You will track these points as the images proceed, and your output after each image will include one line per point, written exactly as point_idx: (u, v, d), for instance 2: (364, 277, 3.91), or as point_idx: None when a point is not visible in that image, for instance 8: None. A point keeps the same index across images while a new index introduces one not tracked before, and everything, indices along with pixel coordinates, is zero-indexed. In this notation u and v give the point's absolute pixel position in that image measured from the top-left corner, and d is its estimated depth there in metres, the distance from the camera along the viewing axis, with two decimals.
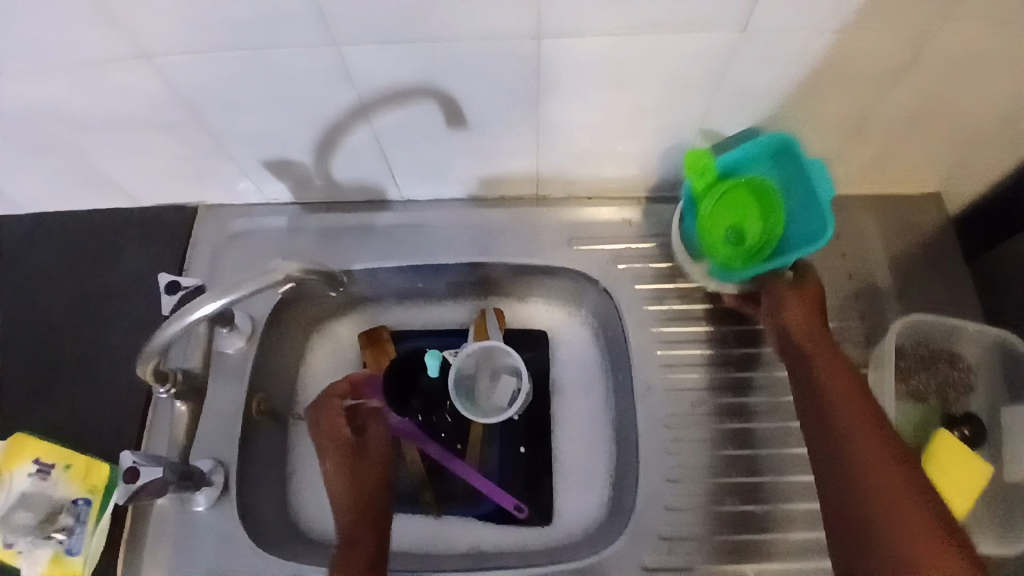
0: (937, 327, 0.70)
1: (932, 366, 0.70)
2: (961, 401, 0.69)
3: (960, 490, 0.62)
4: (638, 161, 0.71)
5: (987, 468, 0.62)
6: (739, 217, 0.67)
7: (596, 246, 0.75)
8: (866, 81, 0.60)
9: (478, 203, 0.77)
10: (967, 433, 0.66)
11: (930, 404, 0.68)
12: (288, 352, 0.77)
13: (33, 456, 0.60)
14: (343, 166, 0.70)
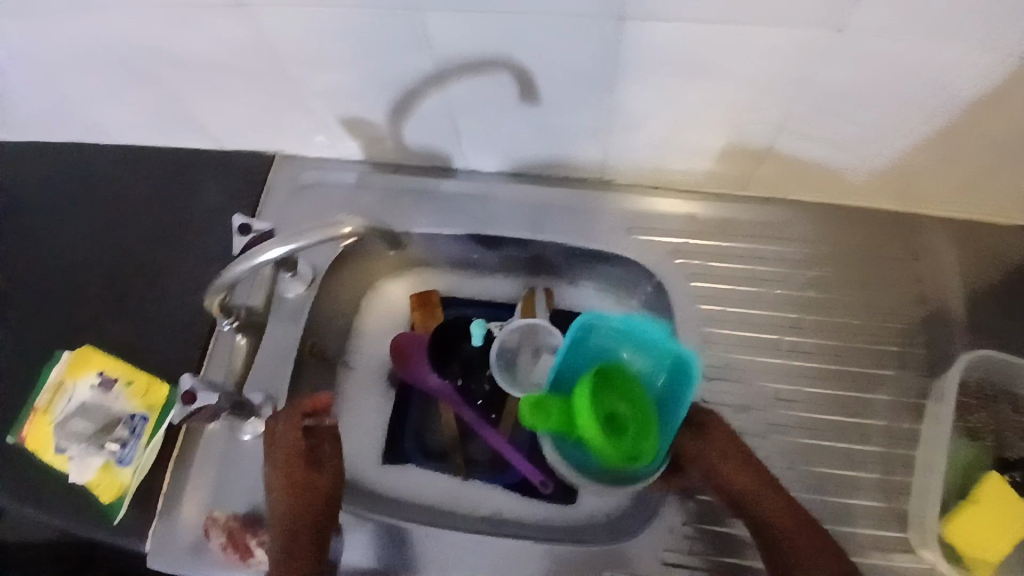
0: (1008, 367, 0.66)
1: (994, 406, 0.66)
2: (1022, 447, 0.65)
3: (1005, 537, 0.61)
4: (709, 155, 0.70)
5: None
6: (604, 397, 0.64)
7: (655, 237, 0.74)
8: (964, 94, 0.57)
9: (542, 181, 0.77)
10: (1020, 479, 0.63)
11: (986, 444, 0.65)
12: (342, 304, 0.80)
13: (97, 370, 0.67)
14: (415, 131, 0.72)
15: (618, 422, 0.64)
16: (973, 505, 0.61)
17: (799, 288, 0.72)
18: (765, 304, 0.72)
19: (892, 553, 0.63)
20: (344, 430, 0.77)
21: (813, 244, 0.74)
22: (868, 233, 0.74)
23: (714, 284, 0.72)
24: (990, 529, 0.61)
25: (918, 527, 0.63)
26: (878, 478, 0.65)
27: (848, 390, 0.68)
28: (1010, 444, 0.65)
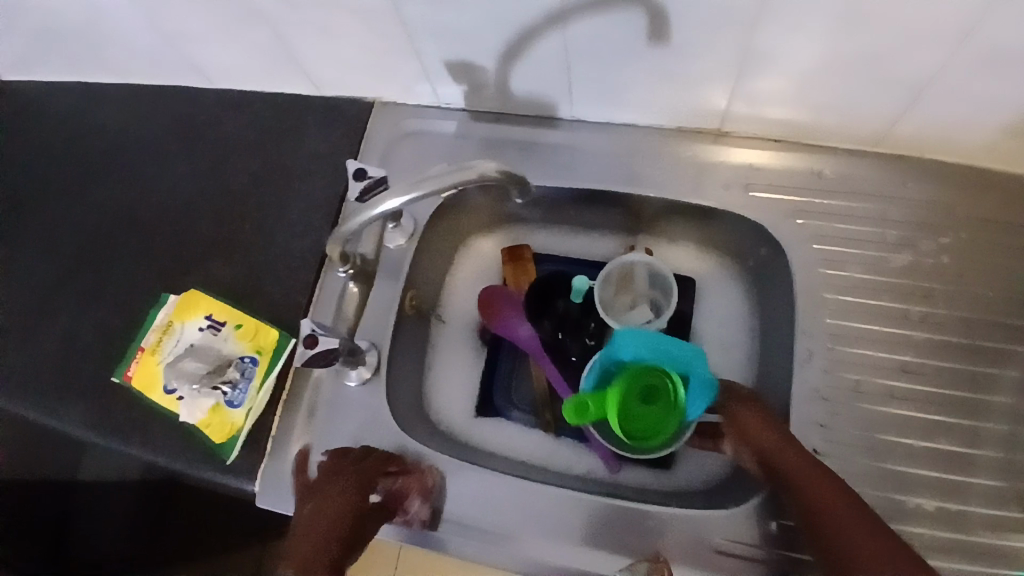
0: None
1: None
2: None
3: None
4: (843, 109, 0.65)
5: None
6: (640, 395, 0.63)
7: (775, 195, 0.70)
8: None
9: (652, 133, 0.74)
10: None
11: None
12: (438, 256, 0.78)
13: (206, 312, 0.68)
14: (525, 75, 0.69)
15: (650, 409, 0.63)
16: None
17: (930, 253, 0.67)
18: (891, 270, 0.67)
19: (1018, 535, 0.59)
20: (437, 383, 0.77)
21: (946, 208, 0.68)
22: (1010, 198, 0.68)
23: (836, 246, 0.68)
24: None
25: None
26: (1006, 457, 0.62)
27: (978, 364, 0.64)
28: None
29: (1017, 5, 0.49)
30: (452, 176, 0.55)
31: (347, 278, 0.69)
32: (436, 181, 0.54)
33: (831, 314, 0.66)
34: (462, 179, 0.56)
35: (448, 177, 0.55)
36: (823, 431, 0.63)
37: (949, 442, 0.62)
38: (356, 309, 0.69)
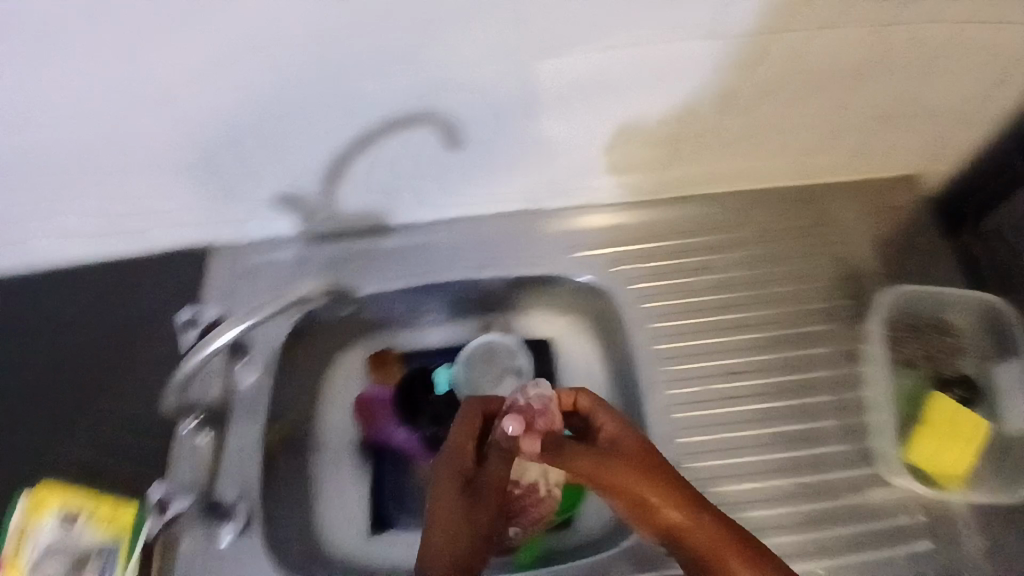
0: (924, 298, 0.73)
1: (918, 334, 0.73)
2: (952, 363, 0.72)
3: (965, 450, 0.67)
4: (629, 166, 0.75)
5: (984, 425, 0.67)
6: None
7: (593, 252, 0.79)
8: (833, 73, 0.65)
9: (478, 220, 0.80)
10: (961, 393, 0.70)
11: (921, 370, 0.71)
12: (301, 382, 0.79)
13: (58, 506, 0.63)
14: (350, 197, 0.72)
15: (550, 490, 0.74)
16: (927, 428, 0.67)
17: (729, 270, 0.78)
18: (702, 290, 0.77)
19: (869, 489, 0.67)
20: (328, 508, 0.76)
21: (733, 230, 0.80)
22: (781, 208, 0.81)
23: (652, 282, 0.78)
24: (946, 442, 0.67)
25: (884, 458, 0.68)
26: (840, 423, 0.70)
27: (794, 350, 0.74)
28: (942, 364, 0.72)
29: (720, 61, 0.62)
30: (271, 305, 0.58)
31: (195, 430, 0.69)
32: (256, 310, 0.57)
33: (663, 340, 0.75)
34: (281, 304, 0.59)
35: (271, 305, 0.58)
36: (685, 447, 0.69)
37: (791, 425, 0.70)
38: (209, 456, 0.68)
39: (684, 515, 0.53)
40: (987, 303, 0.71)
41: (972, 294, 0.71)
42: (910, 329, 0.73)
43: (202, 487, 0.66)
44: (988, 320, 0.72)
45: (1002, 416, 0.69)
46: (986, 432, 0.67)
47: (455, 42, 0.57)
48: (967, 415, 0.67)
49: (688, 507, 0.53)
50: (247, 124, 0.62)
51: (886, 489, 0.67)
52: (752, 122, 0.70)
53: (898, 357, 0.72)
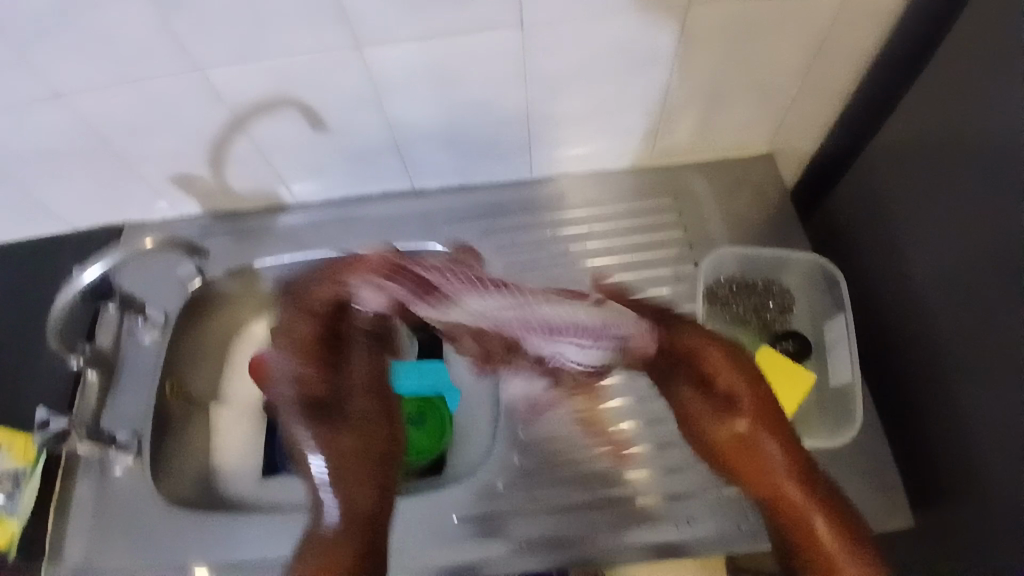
0: (764, 262, 0.80)
1: (759, 293, 0.79)
2: (783, 321, 0.79)
3: (788, 397, 0.71)
4: (491, 150, 0.83)
5: (807, 375, 0.71)
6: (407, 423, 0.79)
7: (467, 225, 0.87)
8: (652, 56, 0.71)
9: (366, 199, 0.90)
10: (791, 347, 0.75)
11: (752, 326, 0.78)
12: (210, 345, 0.89)
13: None
14: (240, 176, 0.83)
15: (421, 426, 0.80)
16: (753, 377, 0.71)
17: (588, 242, 0.85)
18: (564, 258, 0.84)
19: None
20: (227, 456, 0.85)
21: (598, 205, 0.87)
22: (643, 185, 0.88)
23: (518, 252, 0.85)
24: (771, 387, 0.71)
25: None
26: None
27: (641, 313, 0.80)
28: (773, 320, 0.78)
29: (538, 49, 0.69)
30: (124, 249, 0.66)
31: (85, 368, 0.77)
32: (119, 249, 0.65)
33: None
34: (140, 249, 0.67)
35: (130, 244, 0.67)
36: None
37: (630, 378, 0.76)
38: (98, 398, 0.77)
39: (799, 495, 0.56)
40: (819, 266, 0.78)
41: (802, 255, 0.78)
42: (747, 288, 0.79)
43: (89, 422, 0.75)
44: (822, 281, 0.78)
45: (828, 367, 0.75)
46: (810, 382, 0.71)
47: (289, 39, 0.65)
48: (794, 365, 0.72)
49: (803, 487, 0.56)
50: (130, 113, 0.72)
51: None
52: (590, 103, 0.77)
53: (733, 314, 0.78)
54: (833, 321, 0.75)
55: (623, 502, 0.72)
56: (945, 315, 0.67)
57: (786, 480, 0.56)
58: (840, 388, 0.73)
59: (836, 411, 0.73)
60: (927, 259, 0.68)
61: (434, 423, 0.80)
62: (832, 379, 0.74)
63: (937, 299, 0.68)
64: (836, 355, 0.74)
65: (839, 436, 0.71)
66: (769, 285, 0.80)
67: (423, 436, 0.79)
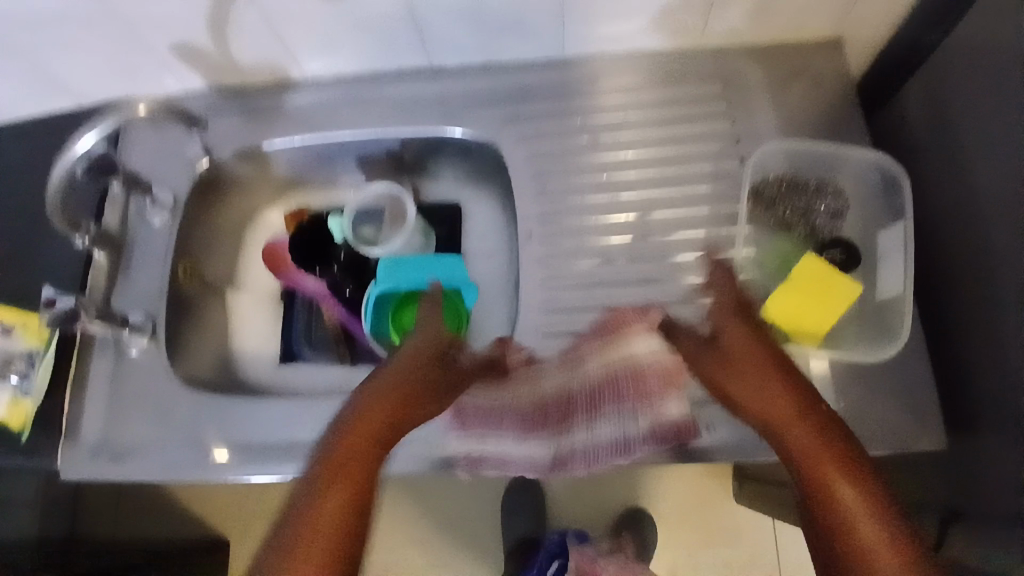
0: (819, 160, 0.73)
1: (805, 194, 0.73)
2: (831, 229, 0.73)
3: (827, 308, 0.67)
4: (516, 23, 0.74)
5: (855, 287, 0.66)
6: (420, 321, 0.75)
7: (490, 108, 0.79)
8: None
9: (381, 76, 0.82)
10: (834, 257, 0.70)
11: (797, 233, 0.72)
12: (225, 229, 0.87)
13: None
14: (246, 45, 0.76)
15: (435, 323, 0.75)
16: (792, 285, 0.67)
17: (622, 132, 0.77)
18: (595, 149, 0.77)
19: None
20: (240, 341, 0.84)
21: (635, 92, 0.78)
22: (688, 70, 0.78)
23: (546, 142, 0.78)
24: (809, 297, 0.67)
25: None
26: (708, 282, 0.71)
27: (675, 212, 0.74)
28: (819, 228, 0.73)
29: None
30: (115, 114, 0.63)
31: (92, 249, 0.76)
32: (118, 112, 0.63)
33: (547, 195, 0.76)
34: (132, 114, 0.64)
35: (124, 108, 0.64)
36: (550, 294, 0.73)
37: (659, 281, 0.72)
38: (109, 278, 0.77)
39: (796, 414, 0.54)
40: (881, 165, 0.71)
41: (864, 151, 0.71)
42: (796, 190, 0.73)
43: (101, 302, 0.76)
44: (878, 183, 0.72)
45: (875, 279, 0.70)
46: (853, 295, 0.66)
47: None
48: (840, 276, 0.67)
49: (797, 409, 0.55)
50: None
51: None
52: None
53: (778, 219, 0.73)
54: (888, 230, 0.70)
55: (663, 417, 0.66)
56: (1004, 231, 0.60)
57: (814, 447, 0.53)
58: (888, 302, 0.69)
59: (885, 326, 0.69)
60: (993, 167, 0.61)
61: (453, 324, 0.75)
62: (878, 294, 0.70)
63: (998, 213, 0.61)
64: (890, 265, 0.69)
65: (882, 352, 0.68)
66: (821, 188, 0.74)
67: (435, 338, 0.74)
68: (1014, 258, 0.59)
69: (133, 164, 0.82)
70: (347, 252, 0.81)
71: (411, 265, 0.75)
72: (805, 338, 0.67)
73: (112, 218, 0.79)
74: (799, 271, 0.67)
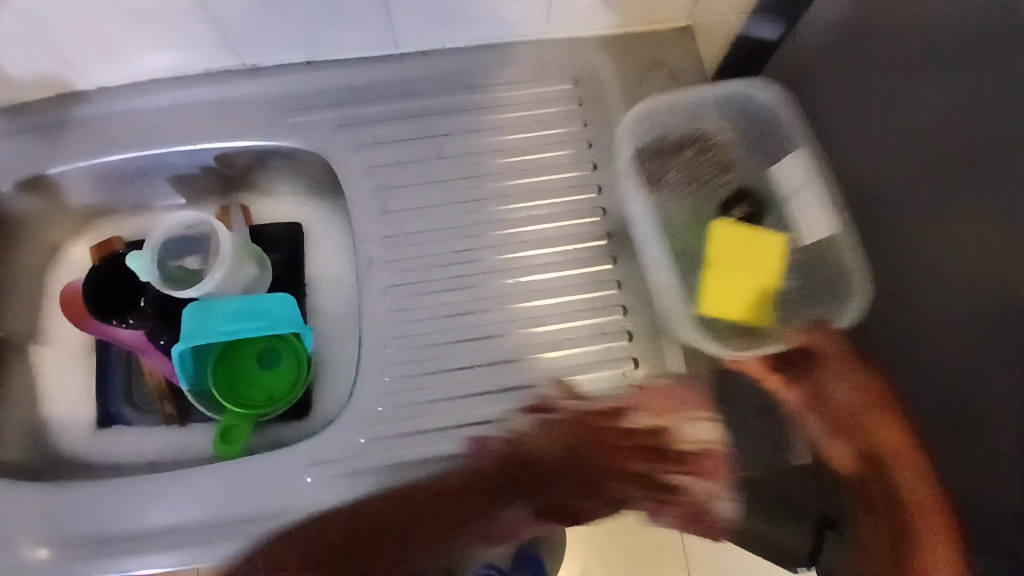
0: (676, 115, 0.66)
1: (681, 154, 0.67)
2: (725, 183, 0.67)
3: (754, 271, 0.59)
4: (337, 17, 0.64)
5: (780, 238, 0.59)
6: (251, 374, 0.67)
7: (318, 115, 0.69)
8: None
9: (186, 82, 0.70)
10: (741, 212, 0.64)
11: (700, 191, 0.67)
12: (20, 274, 0.73)
13: None
14: (7, 58, 0.63)
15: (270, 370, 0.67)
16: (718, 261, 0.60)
17: (469, 135, 0.69)
18: (441, 158, 0.68)
19: (619, 361, 0.64)
20: (52, 404, 0.72)
21: (484, 90, 0.70)
22: (536, 63, 0.71)
23: (386, 151, 0.68)
24: (737, 273, 0.60)
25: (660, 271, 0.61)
26: (574, 302, 0.65)
27: (541, 225, 0.67)
28: (715, 185, 0.66)
29: None
30: None
31: None
32: None
33: (389, 214, 0.67)
34: None
35: None
36: (398, 328, 0.65)
37: (545, 299, 0.65)
38: None
39: (887, 445, 0.51)
40: (746, 92, 0.64)
41: (741, 83, 0.64)
42: (677, 150, 0.67)
43: None
44: (751, 112, 0.65)
45: (789, 227, 0.62)
46: (783, 246, 0.60)
47: None
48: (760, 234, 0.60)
49: (892, 439, 0.51)
50: None
51: (634, 364, 0.64)
52: None
53: (671, 190, 0.66)
54: (782, 165, 0.62)
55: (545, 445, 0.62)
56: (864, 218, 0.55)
57: (920, 484, 0.49)
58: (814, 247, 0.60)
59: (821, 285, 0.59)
60: (864, 142, 0.56)
61: (292, 367, 0.67)
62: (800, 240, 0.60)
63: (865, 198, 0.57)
64: (800, 209, 0.61)
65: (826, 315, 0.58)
66: (702, 141, 0.67)
67: (271, 387, 0.67)
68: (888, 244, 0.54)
69: None
70: (149, 296, 0.69)
71: (228, 314, 0.66)
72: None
73: None
74: (718, 243, 0.60)
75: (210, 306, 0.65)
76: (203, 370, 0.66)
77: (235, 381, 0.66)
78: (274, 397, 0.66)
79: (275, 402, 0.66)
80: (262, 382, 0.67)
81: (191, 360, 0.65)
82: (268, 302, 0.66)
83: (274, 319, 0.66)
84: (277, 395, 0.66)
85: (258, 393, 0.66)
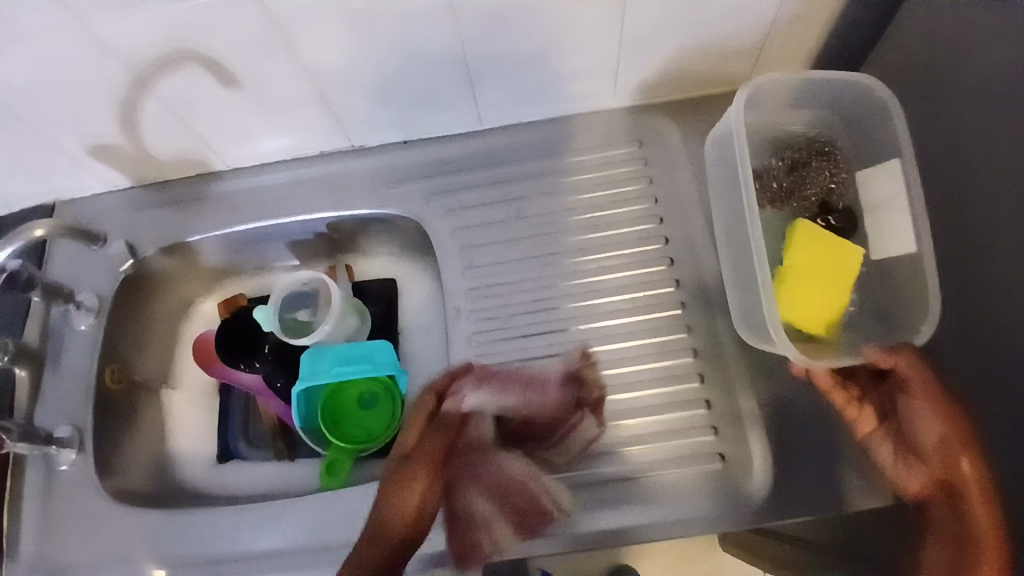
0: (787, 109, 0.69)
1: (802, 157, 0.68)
2: (845, 191, 0.68)
3: (838, 281, 0.62)
4: (426, 100, 0.74)
5: (857, 251, 0.61)
6: (353, 410, 0.75)
7: (412, 184, 0.79)
8: None
9: (303, 160, 0.82)
10: (834, 222, 0.66)
11: (805, 205, 0.68)
12: (160, 324, 0.85)
13: None
14: (160, 141, 0.76)
15: (369, 407, 0.75)
16: (799, 266, 0.62)
17: (544, 197, 0.77)
18: (520, 219, 0.76)
19: (691, 404, 0.67)
20: (180, 438, 0.82)
21: (556, 157, 0.78)
22: (605, 131, 0.78)
23: (470, 214, 0.77)
24: (820, 281, 0.62)
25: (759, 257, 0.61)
26: (642, 347, 0.70)
27: (615, 274, 0.73)
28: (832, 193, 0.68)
29: None
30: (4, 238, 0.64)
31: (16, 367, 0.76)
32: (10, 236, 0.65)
33: (474, 269, 0.75)
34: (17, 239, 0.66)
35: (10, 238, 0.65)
36: None
37: (622, 343, 0.70)
38: (32, 391, 0.76)
39: (951, 469, 0.50)
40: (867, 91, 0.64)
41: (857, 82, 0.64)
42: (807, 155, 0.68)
43: (25, 418, 0.74)
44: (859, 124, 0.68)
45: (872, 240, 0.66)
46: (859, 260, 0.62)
47: None
48: (843, 249, 0.62)
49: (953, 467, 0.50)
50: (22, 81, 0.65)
51: (706, 407, 0.67)
52: (528, 44, 0.67)
53: (799, 201, 0.68)
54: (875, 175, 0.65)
55: (614, 482, 0.66)
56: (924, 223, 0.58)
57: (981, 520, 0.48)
58: (891, 264, 0.64)
59: (892, 303, 0.64)
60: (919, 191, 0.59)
61: (389, 404, 0.75)
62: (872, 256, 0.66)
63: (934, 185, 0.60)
64: (886, 221, 0.63)
65: (904, 336, 0.61)
66: (824, 146, 0.69)
67: (369, 423, 0.74)
68: (957, 227, 0.58)
69: (58, 271, 0.81)
70: (269, 343, 0.78)
71: (337, 358, 0.74)
72: (752, 376, 0.68)
73: (33, 330, 0.78)
74: (799, 251, 0.63)
75: (321, 351, 0.75)
76: (311, 407, 0.75)
77: (338, 417, 0.75)
78: (372, 433, 0.74)
79: (373, 437, 0.74)
80: (362, 418, 0.75)
81: (305, 398, 0.75)
82: (370, 348, 0.75)
83: (376, 364, 0.74)
84: (375, 431, 0.74)
85: (358, 429, 0.74)
